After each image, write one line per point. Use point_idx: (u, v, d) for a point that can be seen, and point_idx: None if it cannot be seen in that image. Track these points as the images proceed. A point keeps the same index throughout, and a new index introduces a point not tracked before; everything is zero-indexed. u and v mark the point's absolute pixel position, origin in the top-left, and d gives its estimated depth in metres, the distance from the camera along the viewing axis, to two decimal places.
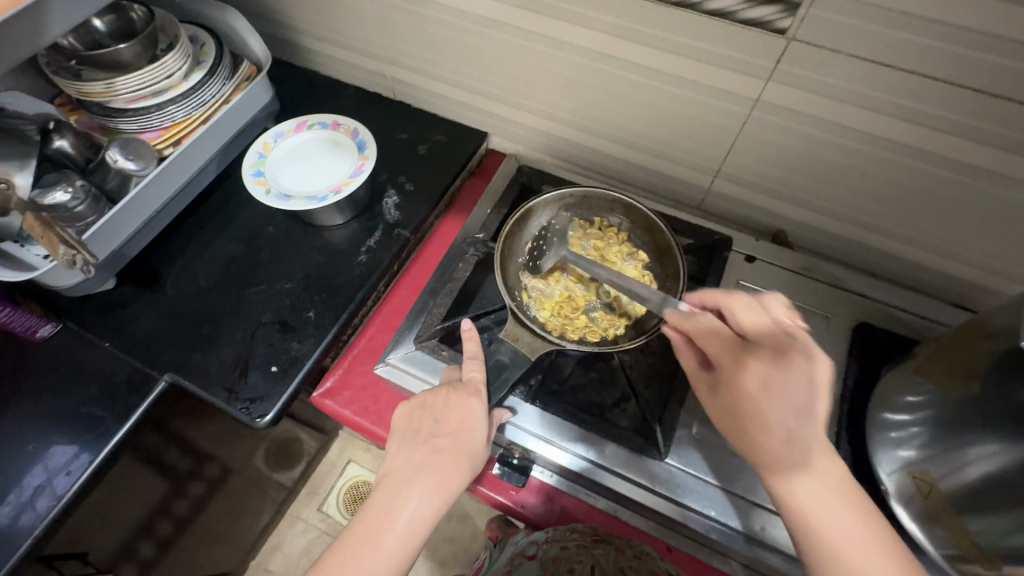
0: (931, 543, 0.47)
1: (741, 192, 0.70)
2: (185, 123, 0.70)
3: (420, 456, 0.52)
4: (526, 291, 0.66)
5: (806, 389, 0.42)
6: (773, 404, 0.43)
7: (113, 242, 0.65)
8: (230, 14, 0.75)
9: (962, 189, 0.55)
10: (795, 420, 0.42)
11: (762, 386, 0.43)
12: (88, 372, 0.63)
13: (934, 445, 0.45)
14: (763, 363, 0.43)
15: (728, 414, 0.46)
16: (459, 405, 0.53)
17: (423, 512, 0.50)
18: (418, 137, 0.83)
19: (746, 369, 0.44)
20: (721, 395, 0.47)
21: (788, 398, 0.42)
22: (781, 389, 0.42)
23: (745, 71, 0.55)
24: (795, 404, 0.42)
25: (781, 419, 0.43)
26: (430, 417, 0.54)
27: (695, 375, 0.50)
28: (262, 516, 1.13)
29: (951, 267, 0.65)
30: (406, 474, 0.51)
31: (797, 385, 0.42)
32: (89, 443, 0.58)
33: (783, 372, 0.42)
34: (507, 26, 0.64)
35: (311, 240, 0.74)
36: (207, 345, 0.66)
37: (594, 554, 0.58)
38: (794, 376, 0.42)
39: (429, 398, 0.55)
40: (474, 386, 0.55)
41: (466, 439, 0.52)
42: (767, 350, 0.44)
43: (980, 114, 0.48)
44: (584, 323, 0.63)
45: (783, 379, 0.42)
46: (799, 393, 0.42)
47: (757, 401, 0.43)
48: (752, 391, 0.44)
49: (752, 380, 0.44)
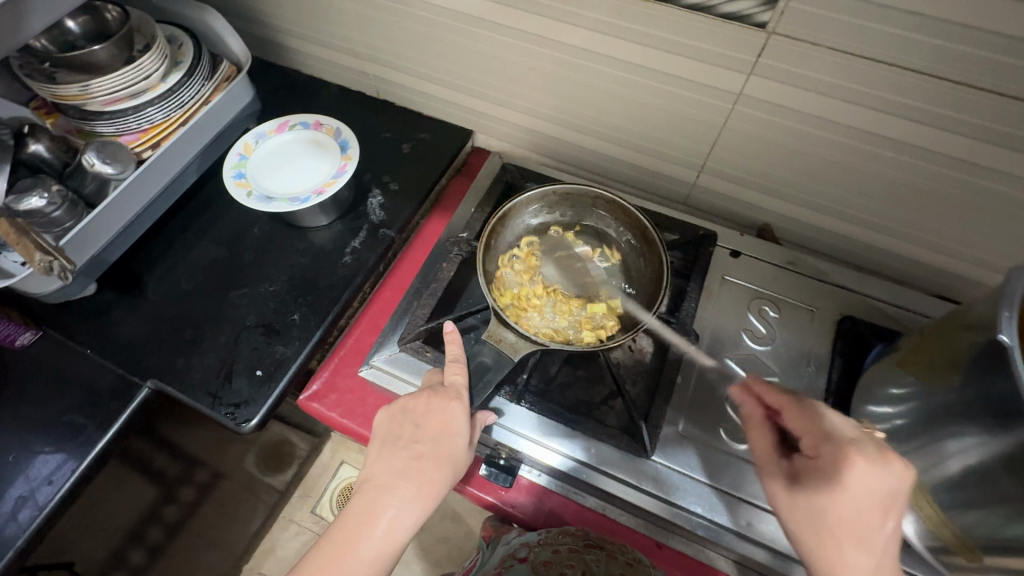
0: (916, 534, 0.48)
1: (726, 186, 0.70)
2: (164, 125, 0.69)
3: (401, 462, 0.51)
4: (502, 270, 0.67)
5: (898, 502, 0.42)
6: (867, 510, 0.43)
7: (91, 247, 0.64)
8: (209, 13, 0.74)
9: (945, 181, 0.55)
10: (879, 530, 0.43)
11: (865, 491, 0.42)
12: (70, 380, 0.62)
13: (917, 437, 0.45)
14: (874, 463, 0.42)
15: (818, 506, 0.44)
16: (440, 410, 0.53)
17: (403, 518, 0.49)
18: (401, 136, 0.83)
19: (853, 468, 0.42)
20: (807, 485, 0.45)
21: (884, 508, 0.42)
22: (881, 495, 0.42)
23: (726, 66, 0.54)
24: (886, 515, 0.43)
25: (869, 527, 0.43)
26: (411, 422, 0.53)
27: (768, 453, 0.49)
28: (254, 520, 1.13)
29: (936, 260, 0.65)
30: (386, 480, 0.51)
31: (892, 496, 0.42)
32: (72, 451, 0.57)
33: (890, 481, 0.42)
34: (489, 23, 0.63)
35: (295, 242, 0.74)
36: (191, 350, 0.65)
37: (585, 559, 0.59)
38: (894, 486, 0.42)
39: (411, 402, 0.54)
40: (456, 391, 0.54)
41: (447, 444, 0.52)
42: (872, 451, 0.43)
43: (961, 106, 0.48)
44: (540, 320, 0.63)
45: (887, 482, 0.42)
46: (893, 505, 0.42)
47: (854, 500, 0.43)
48: (856, 492, 0.42)
49: (858, 480, 0.42)
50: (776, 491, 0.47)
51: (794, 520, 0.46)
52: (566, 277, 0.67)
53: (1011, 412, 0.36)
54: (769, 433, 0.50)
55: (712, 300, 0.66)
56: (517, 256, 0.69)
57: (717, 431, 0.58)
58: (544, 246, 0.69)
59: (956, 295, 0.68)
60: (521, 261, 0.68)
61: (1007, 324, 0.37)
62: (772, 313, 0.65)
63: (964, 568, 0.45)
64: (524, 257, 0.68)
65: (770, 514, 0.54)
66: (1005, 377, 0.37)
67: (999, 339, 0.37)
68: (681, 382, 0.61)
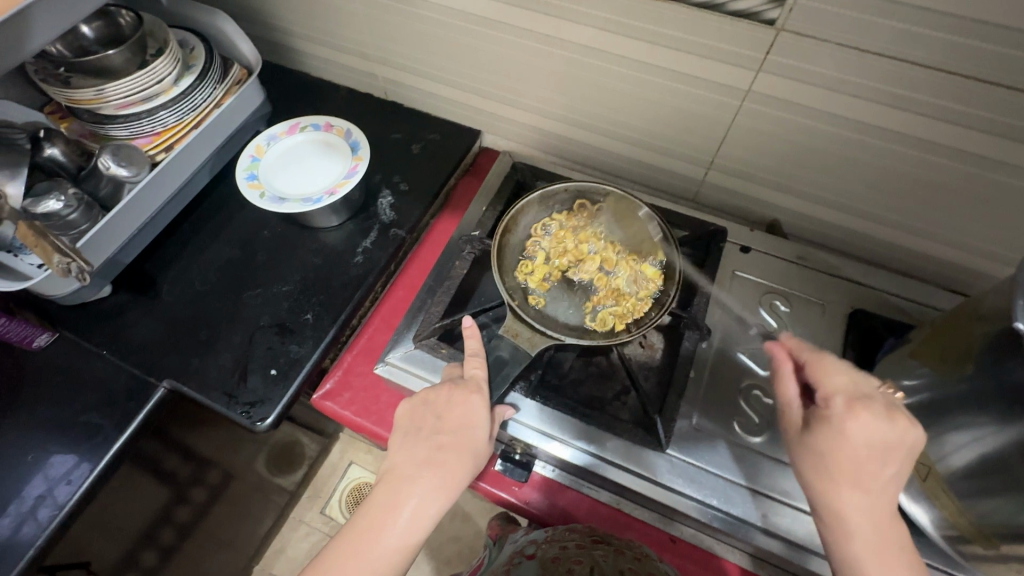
0: (932, 524, 0.48)
1: (735, 183, 0.70)
2: (176, 128, 0.70)
3: (422, 453, 0.52)
4: (531, 243, 0.69)
5: (900, 453, 0.44)
6: (867, 456, 0.44)
7: (106, 249, 0.65)
8: (219, 17, 0.75)
9: (954, 175, 0.56)
10: (878, 476, 0.45)
11: (865, 439, 0.44)
12: (86, 380, 0.63)
13: (929, 427, 0.45)
14: (876, 418, 0.44)
15: (818, 452, 0.46)
16: (460, 402, 0.53)
17: (426, 507, 0.50)
18: (411, 137, 0.83)
19: (856, 419, 0.45)
20: (814, 433, 0.47)
21: (885, 457, 0.44)
22: (880, 444, 0.44)
23: (734, 63, 0.55)
24: (887, 463, 0.44)
25: (868, 472, 0.45)
26: (432, 413, 0.54)
27: (792, 404, 0.50)
28: (265, 521, 1.13)
29: (945, 253, 0.66)
30: (408, 470, 0.51)
31: (891, 449, 0.44)
32: (88, 452, 0.57)
33: (892, 432, 0.44)
34: (498, 23, 0.64)
35: (307, 242, 0.74)
36: (206, 350, 0.66)
37: (593, 556, 0.57)
38: (897, 437, 0.44)
39: (432, 394, 0.55)
40: (476, 384, 0.54)
41: (468, 436, 0.52)
42: (878, 407, 0.45)
43: (970, 100, 0.48)
44: (557, 300, 0.65)
45: (889, 435, 0.44)
46: (894, 456, 0.44)
47: (854, 448, 0.45)
48: (855, 440, 0.44)
49: (858, 429, 0.44)
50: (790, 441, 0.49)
51: (801, 466, 0.48)
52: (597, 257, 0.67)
53: None
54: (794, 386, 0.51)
55: (723, 296, 0.67)
56: (549, 230, 0.69)
57: (729, 424, 0.58)
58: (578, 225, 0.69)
59: (965, 288, 0.68)
60: (550, 239, 0.69)
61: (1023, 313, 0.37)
62: (783, 307, 0.66)
63: (979, 557, 0.45)
64: (556, 234, 0.69)
65: (785, 507, 0.55)
66: (1021, 365, 0.37)
67: (1016, 327, 0.37)
68: (693, 377, 0.61)
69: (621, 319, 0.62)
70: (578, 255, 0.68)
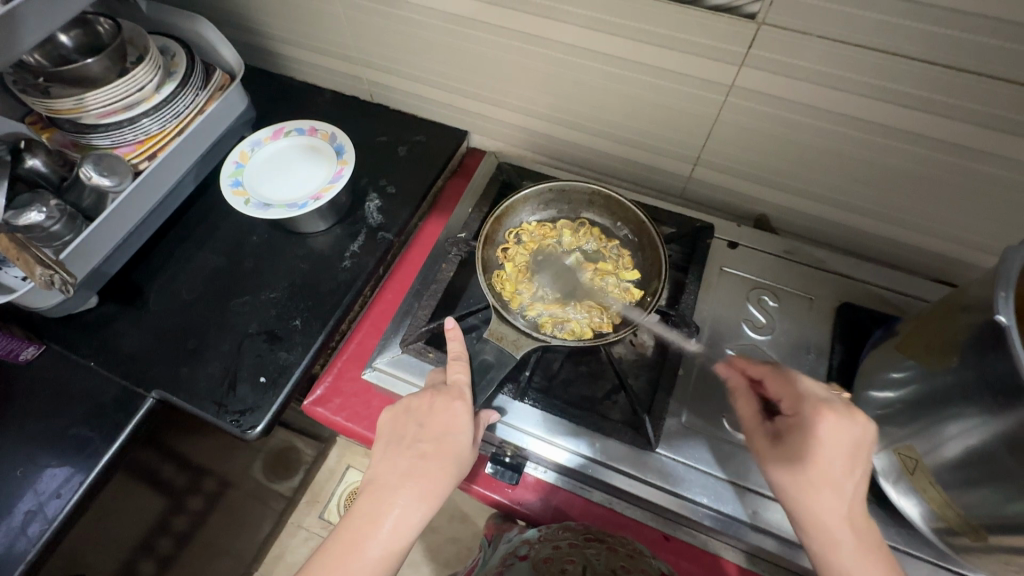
0: (921, 517, 0.49)
1: (722, 178, 0.70)
2: (159, 136, 0.69)
3: (407, 462, 0.52)
4: (504, 253, 0.68)
5: (864, 451, 0.46)
6: (839, 456, 0.46)
7: (91, 260, 0.64)
8: (201, 23, 0.74)
9: (937, 166, 0.56)
10: (849, 476, 0.46)
11: (836, 441, 0.46)
12: (75, 393, 0.62)
13: (915, 420, 0.45)
14: (844, 420, 0.46)
15: (793, 454, 0.47)
16: (442, 409, 0.53)
17: (409, 516, 0.50)
18: (397, 139, 0.83)
19: (828, 422, 0.46)
20: (789, 440, 0.48)
21: (853, 456, 0.46)
22: (850, 445, 0.46)
23: (717, 58, 0.55)
24: (856, 463, 0.46)
25: (842, 473, 0.46)
26: (415, 421, 0.53)
27: (753, 417, 0.52)
28: (263, 527, 1.13)
29: (932, 244, 0.66)
30: (390, 480, 0.51)
31: (858, 447, 0.46)
32: (79, 464, 0.57)
33: (858, 430, 0.46)
34: (479, 23, 0.64)
35: (295, 248, 0.74)
36: (194, 359, 0.65)
37: (586, 554, 0.59)
38: (861, 435, 0.46)
39: (413, 401, 0.54)
40: (459, 389, 0.54)
41: (450, 442, 0.52)
42: (842, 410, 0.47)
43: (949, 90, 0.48)
44: (529, 299, 0.65)
45: (856, 434, 0.46)
46: (860, 454, 0.46)
47: (828, 450, 0.46)
48: (828, 440, 0.46)
49: (831, 432, 0.46)
50: (761, 450, 0.50)
51: (774, 472, 0.48)
52: (573, 268, 0.67)
53: (1011, 389, 0.36)
54: (754, 398, 0.53)
55: (712, 292, 0.67)
56: (524, 237, 0.70)
57: (720, 421, 0.58)
58: (550, 235, 0.69)
59: (953, 278, 0.69)
60: (530, 242, 0.69)
61: (1004, 305, 0.38)
62: (771, 303, 0.65)
63: (969, 548, 0.45)
64: (534, 240, 0.69)
65: (776, 503, 0.54)
66: (1004, 357, 0.37)
67: (997, 320, 0.38)
68: (683, 374, 0.61)
69: (591, 328, 0.62)
70: (552, 264, 0.68)
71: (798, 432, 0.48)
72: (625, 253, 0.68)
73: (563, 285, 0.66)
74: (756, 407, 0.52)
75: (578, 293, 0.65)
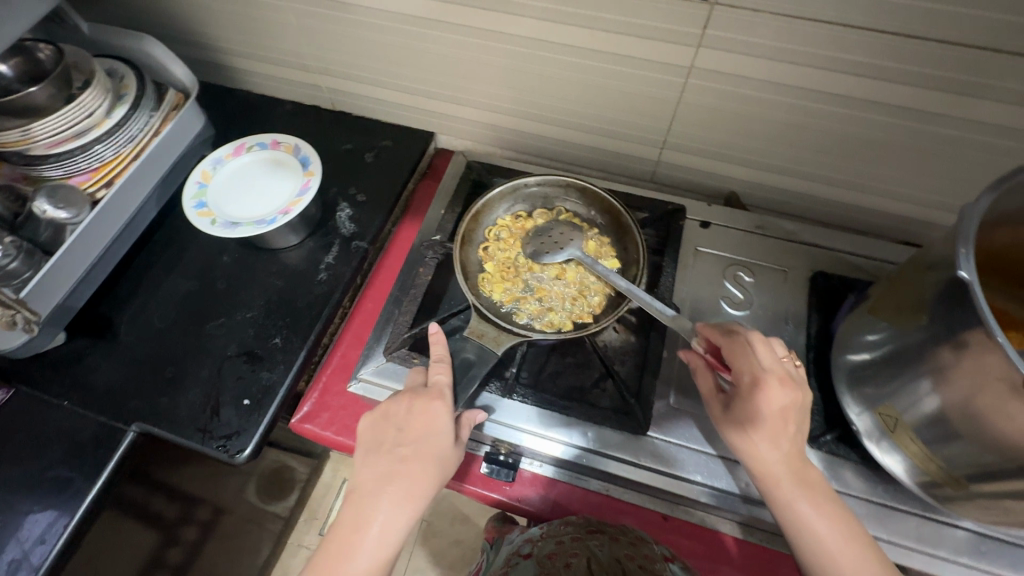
0: (905, 473, 0.50)
1: (690, 159, 0.71)
2: (115, 162, 0.67)
3: (385, 465, 0.51)
4: (484, 251, 0.69)
5: (795, 412, 0.49)
6: (773, 421, 0.48)
7: (55, 295, 0.62)
8: (148, 42, 0.72)
9: (895, 131, 0.57)
10: (786, 434, 0.49)
11: (768, 408, 0.48)
12: (51, 435, 0.60)
13: (891, 380, 0.47)
14: (777, 390, 0.47)
15: (741, 422, 0.49)
16: (422, 411, 0.53)
17: (394, 521, 0.50)
18: (363, 146, 0.82)
19: (764, 393, 0.47)
20: (734, 409, 0.50)
21: (786, 417, 0.48)
22: (783, 408, 0.48)
23: (675, 41, 0.55)
24: (789, 423, 0.49)
25: (779, 432, 0.48)
26: (393, 425, 0.53)
27: (710, 391, 0.54)
28: (262, 550, 1.11)
29: (895, 207, 0.68)
30: (373, 487, 0.51)
31: (789, 409, 0.48)
32: (61, 507, 0.55)
33: (787, 396, 0.48)
34: (436, 22, 0.63)
35: (268, 265, 0.73)
36: (173, 388, 0.63)
37: (589, 545, 0.57)
38: (791, 400, 0.48)
39: (391, 407, 0.54)
40: (440, 390, 0.54)
41: (432, 444, 0.52)
42: (776, 380, 0.48)
43: (900, 56, 0.49)
44: (512, 294, 0.65)
45: (787, 400, 0.48)
46: (792, 415, 0.49)
47: (764, 417, 0.48)
48: (765, 407, 0.48)
49: (766, 401, 0.47)
50: (716, 416, 0.52)
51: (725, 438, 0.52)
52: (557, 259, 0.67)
53: (975, 341, 0.38)
54: (711, 374, 0.54)
55: (688, 273, 0.67)
56: (501, 235, 0.70)
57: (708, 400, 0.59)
58: (527, 228, 0.69)
59: (917, 238, 0.71)
60: (509, 237, 0.69)
61: (965, 261, 0.39)
62: (747, 278, 0.67)
63: (952, 497, 0.47)
64: (514, 234, 0.69)
65: None
66: (968, 311, 0.38)
67: (959, 276, 0.39)
68: (667, 357, 0.62)
69: (570, 320, 0.63)
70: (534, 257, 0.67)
71: (739, 401, 0.49)
72: (604, 240, 0.68)
73: (546, 278, 0.66)
74: (713, 381, 0.54)
75: (562, 285, 0.65)
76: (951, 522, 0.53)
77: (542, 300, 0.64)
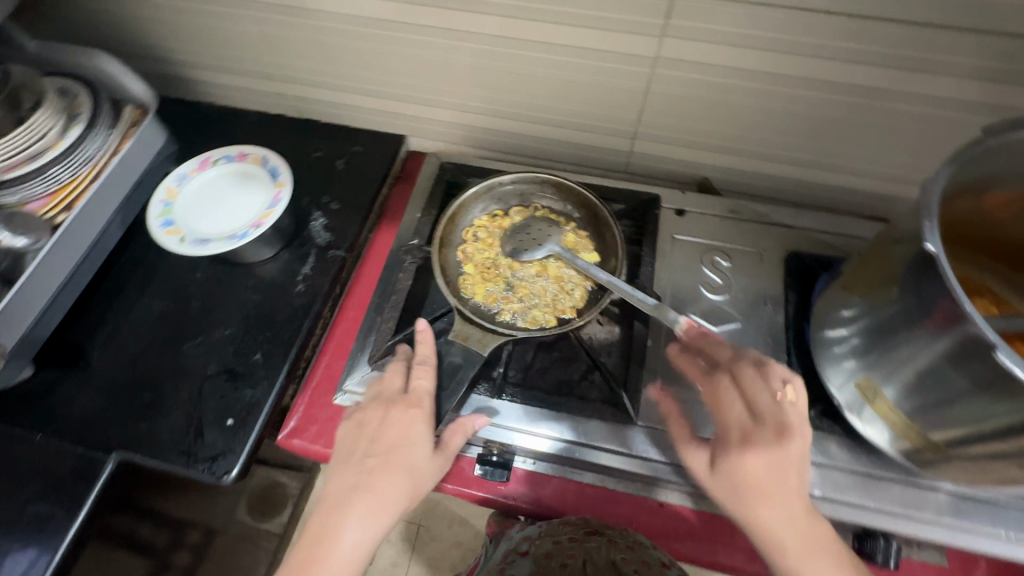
0: (887, 442, 0.51)
1: (661, 148, 0.71)
2: (74, 183, 0.64)
3: (354, 476, 0.52)
4: (463, 252, 0.68)
5: (795, 466, 0.47)
6: (772, 479, 0.46)
7: (20, 325, 0.60)
8: (99, 57, 0.68)
9: (856, 109, 0.58)
10: (788, 490, 0.46)
11: (762, 464, 0.46)
12: (26, 471, 0.58)
13: (870, 353, 0.48)
14: (770, 445, 0.47)
15: (731, 483, 0.48)
16: (398, 418, 0.53)
17: (362, 534, 0.49)
18: (333, 153, 0.80)
19: (752, 452, 0.47)
20: (721, 467, 0.49)
21: (783, 471, 0.46)
22: (778, 464, 0.46)
23: (638, 32, 0.56)
24: (787, 477, 0.46)
25: (776, 491, 0.46)
26: (367, 436, 0.54)
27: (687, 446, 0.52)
28: (258, 569, 1.09)
29: (861, 184, 0.69)
30: (341, 498, 0.51)
31: (785, 463, 0.46)
32: (44, 543, 0.54)
33: (782, 449, 0.46)
34: (400, 24, 0.62)
35: (243, 280, 0.71)
36: (153, 413, 0.61)
37: (586, 548, 0.64)
38: (787, 453, 0.46)
39: (368, 415, 0.55)
40: (418, 396, 0.54)
41: (404, 453, 0.52)
42: (766, 436, 0.47)
43: (857, 36, 0.51)
44: (493, 293, 0.65)
45: (781, 454, 0.46)
46: (790, 469, 0.46)
47: (759, 476, 0.46)
48: (757, 463, 0.47)
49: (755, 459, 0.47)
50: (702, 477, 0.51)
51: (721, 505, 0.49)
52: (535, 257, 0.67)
53: (947, 311, 0.39)
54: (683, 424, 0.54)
55: (666, 261, 0.68)
56: (480, 234, 0.69)
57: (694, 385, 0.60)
58: (505, 227, 0.69)
59: (883, 213, 0.73)
60: (487, 236, 0.69)
61: (930, 234, 0.40)
62: (724, 263, 0.68)
63: (936, 463, 0.49)
64: (492, 233, 0.69)
65: None
66: (938, 281, 0.39)
67: (926, 248, 0.40)
68: (652, 345, 0.63)
69: (553, 316, 0.63)
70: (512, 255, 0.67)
71: (726, 458, 0.48)
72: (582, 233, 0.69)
73: (526, 275, 0.66)
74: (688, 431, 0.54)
75: (542, 282, 0.65)
76: (933, 486, 0.55)
77: (524, 298, 0.64)
